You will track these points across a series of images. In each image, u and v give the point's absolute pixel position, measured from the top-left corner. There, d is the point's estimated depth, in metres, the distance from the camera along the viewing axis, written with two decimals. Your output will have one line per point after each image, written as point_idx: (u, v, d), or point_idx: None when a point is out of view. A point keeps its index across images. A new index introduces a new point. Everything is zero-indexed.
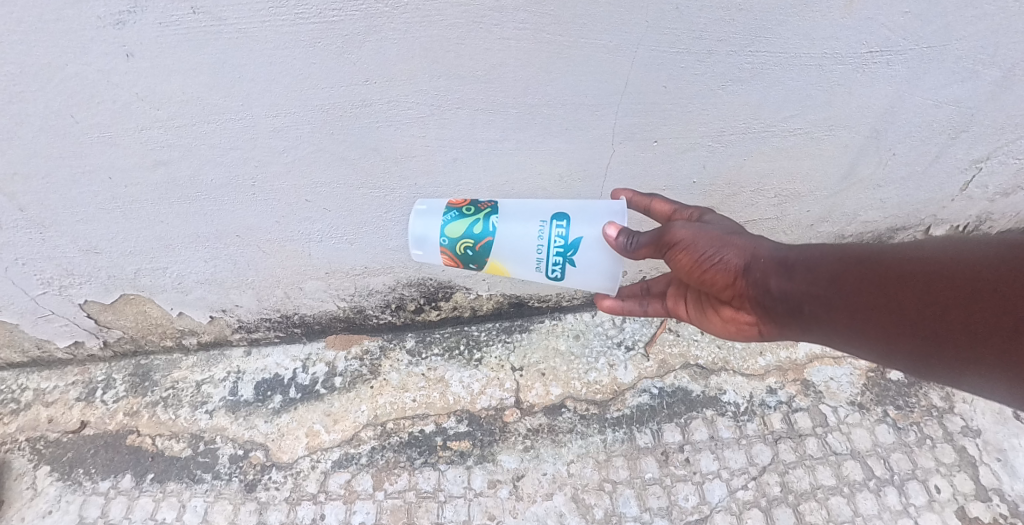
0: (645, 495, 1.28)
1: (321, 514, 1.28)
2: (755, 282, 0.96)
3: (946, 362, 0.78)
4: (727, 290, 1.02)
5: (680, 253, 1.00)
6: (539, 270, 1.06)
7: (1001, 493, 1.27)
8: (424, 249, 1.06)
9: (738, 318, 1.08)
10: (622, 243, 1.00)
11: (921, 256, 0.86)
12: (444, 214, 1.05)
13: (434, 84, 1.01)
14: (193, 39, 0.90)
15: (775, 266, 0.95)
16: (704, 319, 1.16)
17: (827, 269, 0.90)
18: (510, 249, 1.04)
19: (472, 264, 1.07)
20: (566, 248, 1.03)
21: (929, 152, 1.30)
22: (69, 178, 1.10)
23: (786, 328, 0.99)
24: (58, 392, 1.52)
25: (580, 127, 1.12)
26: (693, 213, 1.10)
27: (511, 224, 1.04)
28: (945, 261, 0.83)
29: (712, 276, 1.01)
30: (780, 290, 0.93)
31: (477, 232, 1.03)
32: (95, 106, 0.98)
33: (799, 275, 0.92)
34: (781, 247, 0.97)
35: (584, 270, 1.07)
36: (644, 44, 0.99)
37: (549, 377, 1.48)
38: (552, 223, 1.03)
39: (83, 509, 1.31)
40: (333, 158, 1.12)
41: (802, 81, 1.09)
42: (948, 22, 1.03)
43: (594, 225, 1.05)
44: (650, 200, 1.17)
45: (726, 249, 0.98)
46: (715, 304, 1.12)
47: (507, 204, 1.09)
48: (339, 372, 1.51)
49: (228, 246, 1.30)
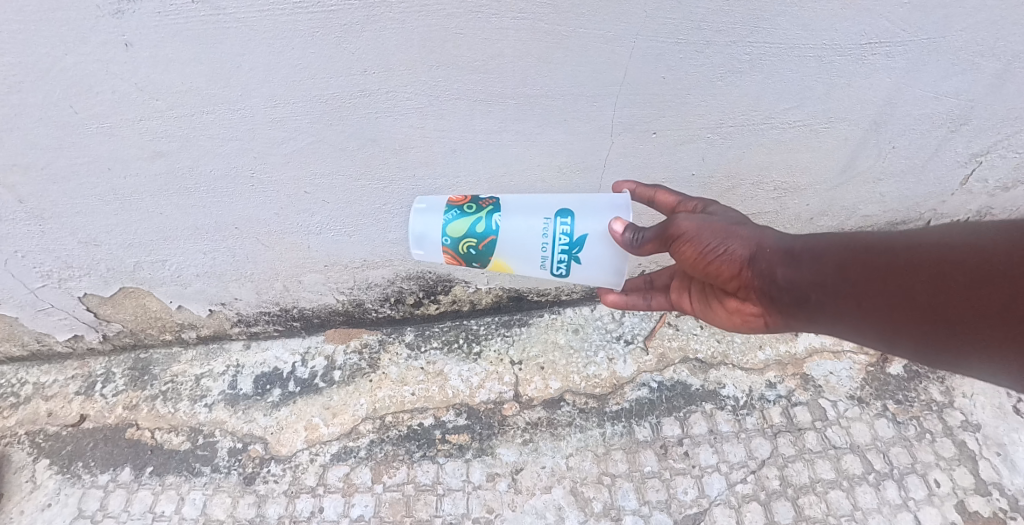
0: (645, 488, 1.28)
1: (320, 507, 1.28)
2: (761, 274, 0.94)
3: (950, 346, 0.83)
4: (733, 282, 0.99)
5: (684, 246, 0.97)
6: (544, 267, 1.07)
7: (1001, 487, 1.27)
8: (426, 249, 1.07)
9: (744, 310, 1.06)
10: (628, 239, 0.98)
11: (923, 242, 0.87)
12: (445, 213, 1.05)
13: (433, 75, 1.01)
14: (192, 29, 0.90)
15: (781, 257, 0.93)
16: (709, 311, 1.15)
17: (834, 258, 0.90)
18: (514, 247, 1.04)
19: (475, 262, 1.08)
20: (572, 246, 1.03)
21: (929, 145, 1.30)
22: (68, 170, 1.10)
23: (791, 319, 0.98)
24: (58, 386, 1.53)
25: (579, 118, 1.12)
26: (697, 206, 1.10)
27: (514, 222, 1.03)
28: (951, 247, 0.85)
29: (717, 268, 0.98)
30: (787, 281, 0.92)
31: (479, 231, 1.03)
32: (95, 96, 0.98)
33: (806, 265, 0.91)
34: (787, 237, 0.95)
35: (589, 266, 1.07)
36: (643, 34, 0.99)
37: (548, 371, 1.48)
38: (556, 221, 1.02)
39: (83, 502, 1.31)
40: (333, 150, 1.12)
41: (802, 72, 1.09)
42: (948, 13, 1.03)
43: (597, 220, 1.04)
44: (653, 191, 1.16)
45: (731, 240, 0.95)
46: (719, 296, 1.10)
47: (508, 199, 1.09)
48: (338, 366, 1.52)
49: (228, 238, 1.30)
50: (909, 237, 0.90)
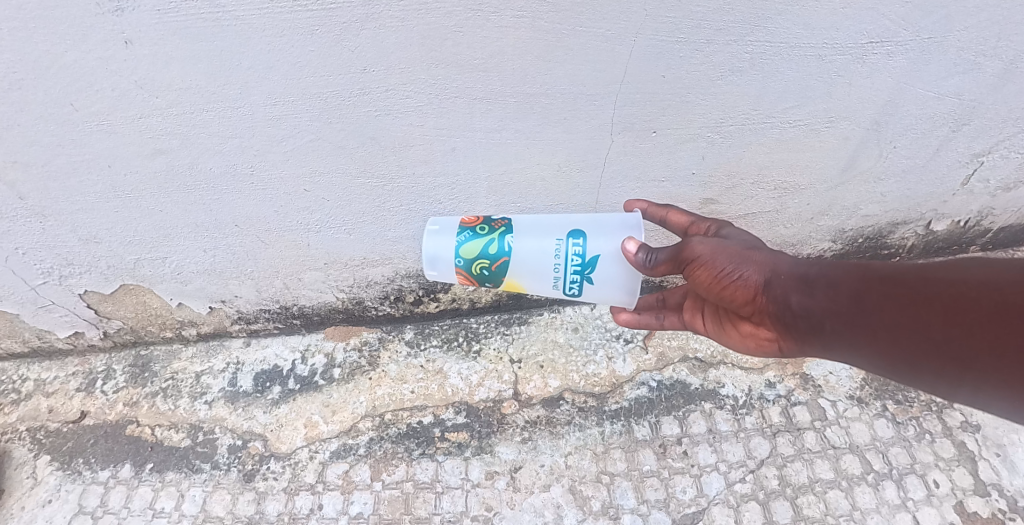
0: (643, 487, 1.28)
1: (319, 504, 1.29)
2: (776, 299, 0.93)
3: (965, 385, 0.76)
4: (747, 307, 0.99)
5: (699, 269, 0.97)
6: (556, 287, 1.07)
7: (1000, 488, 1.27)
8: (439, 269, 1.08)
9: (758, 334, 1.07)
10: (641, 260, 0.99)
11: (950, 271, 0.81)
12: (458, 234, 1.06)
13: (432, 73, 1.01)
14: (191, 25, 0.90)
15: (795, 283, 0.92)
16: (723, 334, 1.15)
17: (848, 285, 0.87)
18: (528, 267, 1.05)
19: (488, 282, 1.09)
20: (584, 266, 1.04)
21: (930, 144, 1.29)
22: (69, 167, 1.10)
23: (807, 345, 0.96)
24: (59, 383, 1.53)
25: (579, 117, 1.12)
26: (710, 227, 1.11)
27: (527, 242, 1.04)
28: (981, 279, 0.78)
29: (732, 292, 0.98)
30: (801, 307, 0.90)
31: (492, 253, 1.04)
32: (95, 94, 0.98)
33: (820, 292, 0.89)
34: (802, 262, 0.94)
35: (601, 286, 1.07)
36: (643, 33, 0.99)
37: (547, 370, 1.48)
38: (568, 241, 1.03)
39: (83, 498, 1.32)
40: (332, 147, 1.12)
41: (802, 72, 1.09)
42: (949, 12, 1.03)
43: (608, 238, 1.04)
44: (666, 211, 1.18)
45: (747, 265, 0.95)
46: (734, 320, 1.11)
47: (521, 220, 1.10)
48: (338, 364, 1.52)
49: (227, 236, 1.31)
50: (932, 267, 0.84)
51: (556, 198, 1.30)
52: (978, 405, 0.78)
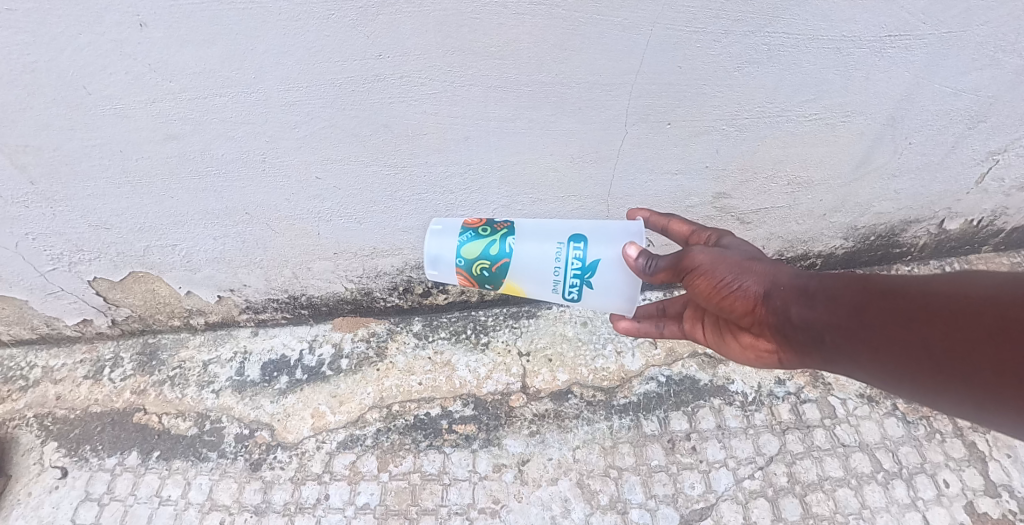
0: (651, 482, 1.28)
1: (325, 494, 1.28)
2: (776, 310, 0.92)
3: (964, 402, 0.73)
4: (747, 317, 0.98)
5: (699, 279, 0.97)
6: (556, 291, 1.06)
7: (1011, 489, 1.25)
8: (440, 270, 1.07)
9: (758, 345, 1.06)
10: (641, 265, 0.98)
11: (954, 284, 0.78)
12: (460, 234, 1.05)
13: (447, 60, 1.00)
14: (206, 9, 0.90)
15: (796, 295, 0.90)
16: (723, 344, 1.14)
17: (849, 298, 0.85)
18: (528, 270, 1.04)
19: (488, 284, 1.08)
20: (584, 271, 1.03)
21: (946, 141, 1.28)
22: (81, 151, 1.10)
23: (807, 358, 0.94)
24: (67, 370, 1.53)
25: (594, 107, 1.11)
26: (710, 236, 1.10)
27: (528, 246, 1.04)
28: (986, 293, 0.74)
29: (732, 303, 0.97)
30: (801, 319, 0.89)
31: (493, 254, 1.04)
32: (107, 77, 0.98)
33: (820, 304, 0.87)
34: (804, 274, 0.93)
35: (603, 291, 1.06)
36: (661, 22, 0.98)
37: (555, 363, 1.48)
38: (569, 245, 1.02)
39: (89, 485, 1.31)
40: (345, 135, 1.12)
41: (820, 64, 1.08)
42: (970, 5, 1.02)
43: (611, 244, 1.03)
44: (667, 220, 1.17)
45: (747, 276, 0.94)
46: (733, 330, 1.10)
47: (525, 223, 1.09)
48: (345, 354, 1.52)
49: (237, 223, 1.30)
50: (937, 281, 0.81)
51: (568, 191, 1.30)
52: (984, 423, 0.74)
